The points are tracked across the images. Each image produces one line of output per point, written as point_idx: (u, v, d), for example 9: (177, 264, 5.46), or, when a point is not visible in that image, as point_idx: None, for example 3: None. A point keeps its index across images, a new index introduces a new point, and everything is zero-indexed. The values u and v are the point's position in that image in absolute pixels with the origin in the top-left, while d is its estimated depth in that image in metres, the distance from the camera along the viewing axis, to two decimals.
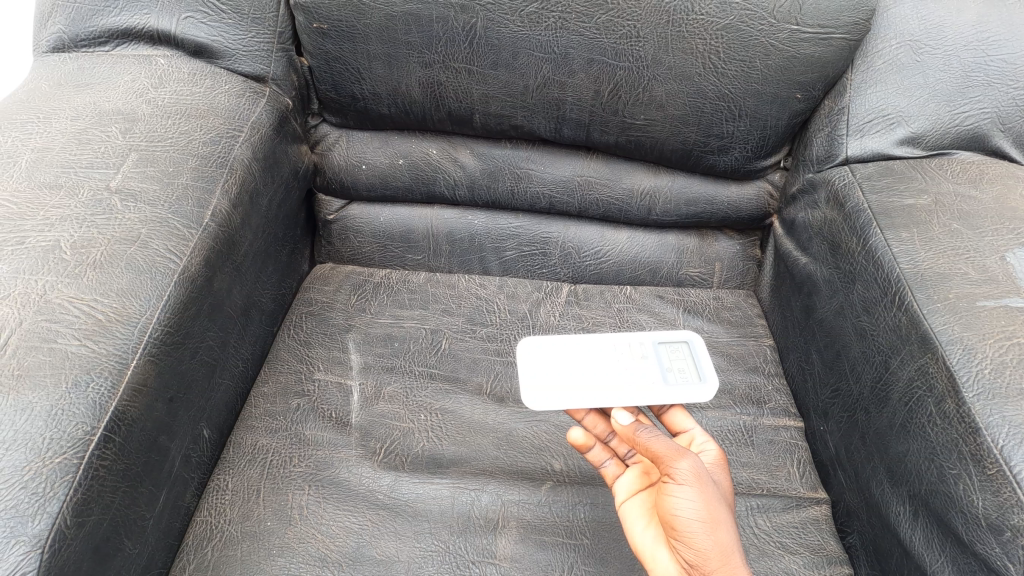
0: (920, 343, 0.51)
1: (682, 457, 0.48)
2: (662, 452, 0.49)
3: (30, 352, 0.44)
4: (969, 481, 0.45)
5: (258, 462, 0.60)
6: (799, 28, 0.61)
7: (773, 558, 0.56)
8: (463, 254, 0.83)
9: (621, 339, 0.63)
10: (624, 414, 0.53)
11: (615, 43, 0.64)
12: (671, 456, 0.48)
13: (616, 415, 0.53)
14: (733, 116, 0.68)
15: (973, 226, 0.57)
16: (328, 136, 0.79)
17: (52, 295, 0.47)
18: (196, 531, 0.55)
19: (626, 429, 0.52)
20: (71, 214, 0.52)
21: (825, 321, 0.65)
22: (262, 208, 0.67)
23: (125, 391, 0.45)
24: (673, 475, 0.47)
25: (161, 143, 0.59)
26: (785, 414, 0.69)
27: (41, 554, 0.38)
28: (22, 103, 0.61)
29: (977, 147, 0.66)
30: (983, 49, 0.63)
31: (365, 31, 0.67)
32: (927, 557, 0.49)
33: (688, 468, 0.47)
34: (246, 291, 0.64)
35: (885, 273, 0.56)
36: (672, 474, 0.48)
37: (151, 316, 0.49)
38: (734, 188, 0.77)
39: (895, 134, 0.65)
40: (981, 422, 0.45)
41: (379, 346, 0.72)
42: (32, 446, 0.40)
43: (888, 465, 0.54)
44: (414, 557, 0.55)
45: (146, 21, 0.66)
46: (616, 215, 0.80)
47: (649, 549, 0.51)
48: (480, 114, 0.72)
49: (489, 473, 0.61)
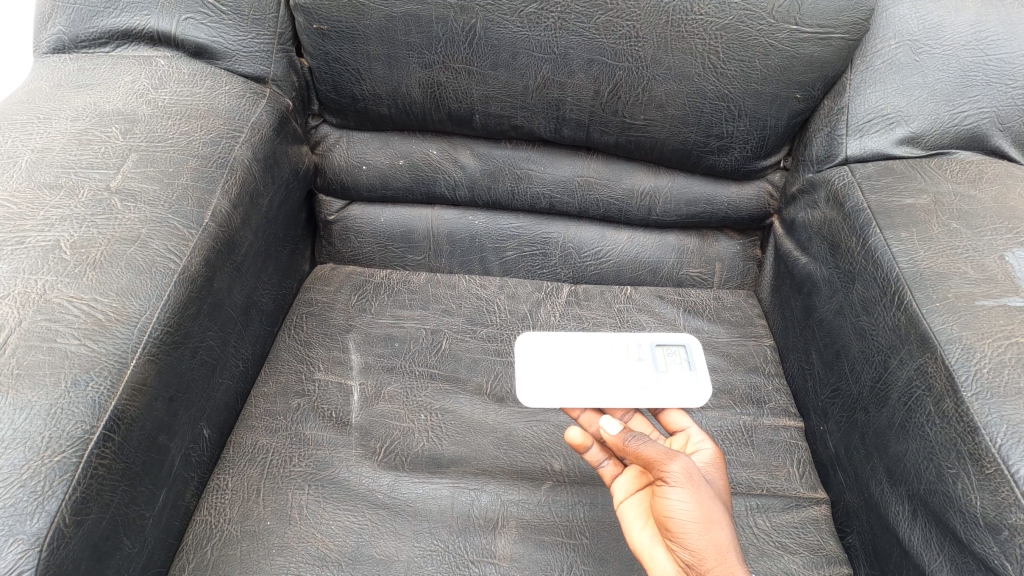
0: (919, 343, 0.51)
1: (673, 459, 0.48)
2: (653, 455, 0.49)
3: (30, 351, 0.44)
4: (967, 480, 0.45)
5: (258, 462, 0.60)
6: (798, 28, 0.61)
7: (772, 558, 0.56)
8: (463, 255, 0.83)
9: (618, 339, 0.63)
10: (613, 423, 0.54)
11: (614, 43, 0.64)
12: (662, 459, 0.48)
13: (604, 425, 0.55)
14: (733, 116, 0.68)
15: (973, 225, 0.57)
16: (328, 137, 0.79)
17: (51, 294, 0.47)
18: (196, 530, 0.55)
19: (615, 437, 0.53)
20: (70, 214, 0.52)
21: (825, 321, 0.65)
22: (262, 208, 0.67)
23: (125, 390, 0.45)
24: (665, 478, 0.47)
25: (161, 143, 0.60)
26: (786, 415, 0.69)
27: (40, 551, 0.38)
28: (22, 104, 0.61)
29: (976, 147, 0.66)
30: (981, 49, 0.63)
31: (364, 31, 0.67)
32: (926, 557, 0.49)
33: (680, 469, 0.47)
34: (247, 291, 0.65)
35: (884, 273, 0.56)
36: (664, 476, 0.48)
37: (151, 316, 0.49)
38: (734, 189, 0.77)
39: (894, 134, 0.65)
40: (980, 421, 0.45)
41: (379, 346, 0.72)
42: (31, 445, 0.40)
43: (888, 465, 0.54)
44: (413, 557, 0.55)
45: (146, 23, 0.66)
46: (616, 215, 0.80)
47: (647, 549, 0.51)
48: (480, 114, 0.72)
49: (489, 473, 0.61)
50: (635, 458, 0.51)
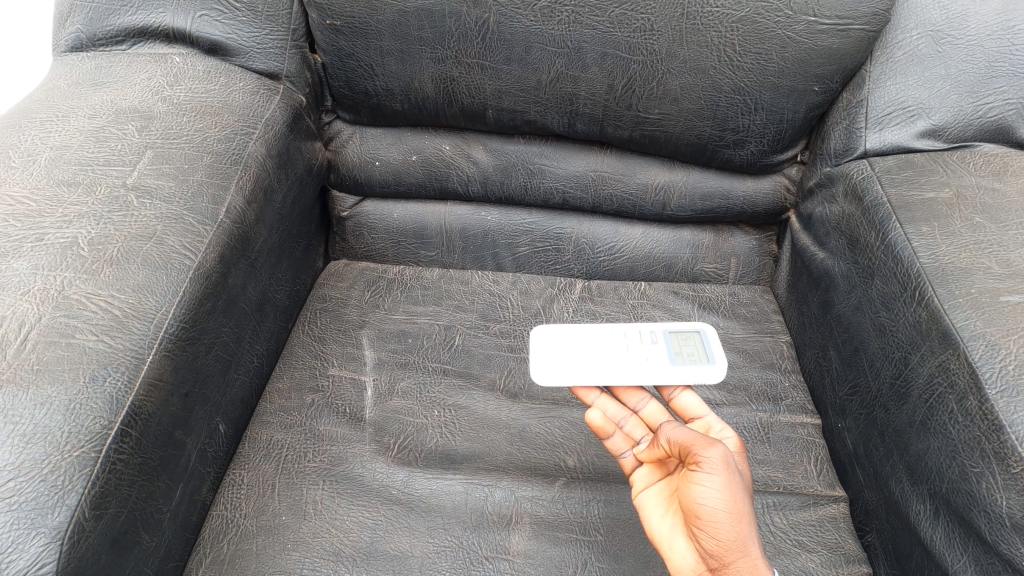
0: (941, 339, 0.50)
1: (710, 445, 0.48)
2: (689, 441, 0.49)
3: (49, 347, 0.44)
4: (992, 479, 0.44)
5: (273, 457, 0.61)
6: (817, 20, 0.60)
7: (789, 556, 0.56)
8: (476, 250, 0.83)
9: (630, 327, 0.63)
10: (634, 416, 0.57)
11: (629, 36, 0.64)
12: (699, 444, 0.48)
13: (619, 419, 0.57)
14: (749, 110, 0.67)
15: (997, 219, 0.56)
16: (341, 133, 0.79)
17: (70, 291, 0.47)
18: (212, 525, 0.56)
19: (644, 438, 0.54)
20: (88, 211, 0.52)
21: (843, 317, 0.64)
22: (277, 204, 0.67)
23: (142, 385, 0.46)
24: (701, 463, 0.47)
25: (177, 140, 0.60)
26: (803, 412, 0.68)
27: (61, 544, 0.39)
28: (40, 102, 0.61)
29: (1000, 139, 0.64)
30: (1007, 38, 0.62)
31: (377, 27, 0.67)
32: (949, 557, 0.48)
33: (717, 456, 0.47)
34: (261, 287, 0.65)
35: (905, 267, 0.55)
36: (700, 462, 0.47)
37: (166, 313, 0.49)
38: (750, 183, 0.76)
39: (914, 127, 0.64)
40: (1005, 418, 0.44)
41: (393, 342, 0.72)
42: (50, 439, 0.41)
43: (908, 463, 0.53)
44: (428, 553, 0.55)
45: (161, 20, 0.67)
46: (630, 210, 0.79)
47: (666, 538, 0.51)
48: (493, 109, 0.72)
49: (503, 469, 0.61)
50: (668, 443, 0.51)
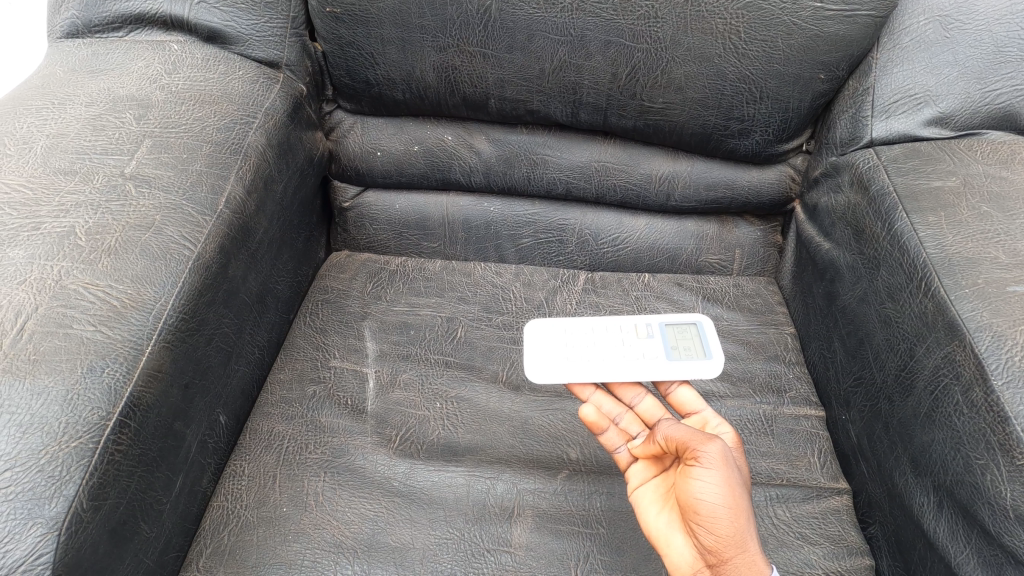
0: (948, 330, 0.49)
1: (708, 441, 0.47)
2: (687, 437, 0.49)
3: (46, 337, 0.44)
4: (997, 471, 0.44)
5: (274, 449, 0.60)
6: (823, 6, 0.59)
7: (792, 549, 0.56)
8: (479, 241, 0.82)
9: (626, 320, 0.62)
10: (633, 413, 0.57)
11: (633, 24, 0.63)
12: (697, 440, 0.48)
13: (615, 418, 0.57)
14: (754, 99, 0.66)
15: (1005, 208, 0.55)
16: (342, 123, 0.78)
17: (67, 280, 0.47)
18: (212, 516, 0.55)
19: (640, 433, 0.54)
20: (85, 200, 0.52)
21: (849, 308, 0.63)
22: (277, 194, 0.66)
23: (141, 376, 0.45)
24: (699, 459, 0.47)
25: (176, 129, 0.59)
26: (808, 404, 0.67)
27: (58, 535, 0.38)
28: (36, 90, 0.61)
29: (1008, 126, 0.64)
30: (1016, 22, 0.61)
31: (378, 15, 0.66)
32: (953, 550, 0.48)
33: (715, 452, 0.47)
34: (262, 278, 0.64)
35: (911, 258, 0.54)
36: (698, 457, 0.47)
37: (164, 304, 0.49)
38: (754, 173, 0.75)
39: (921, 115, 0.63)
40: (1011, 410, 0.43)
41: (395, 333, 0.71)
42: (48, 429, 0.40)
43: (912, 455, 0.53)
44: (429, 545, 0.55)
45: (158, 7, 0.66)
46: (633, 200, 0.78)
47: (663, 534, 0.50)
48: (495, 98, 0.71)
49: (505, 462, 0.60)
50: (666, 439, 0.50)
